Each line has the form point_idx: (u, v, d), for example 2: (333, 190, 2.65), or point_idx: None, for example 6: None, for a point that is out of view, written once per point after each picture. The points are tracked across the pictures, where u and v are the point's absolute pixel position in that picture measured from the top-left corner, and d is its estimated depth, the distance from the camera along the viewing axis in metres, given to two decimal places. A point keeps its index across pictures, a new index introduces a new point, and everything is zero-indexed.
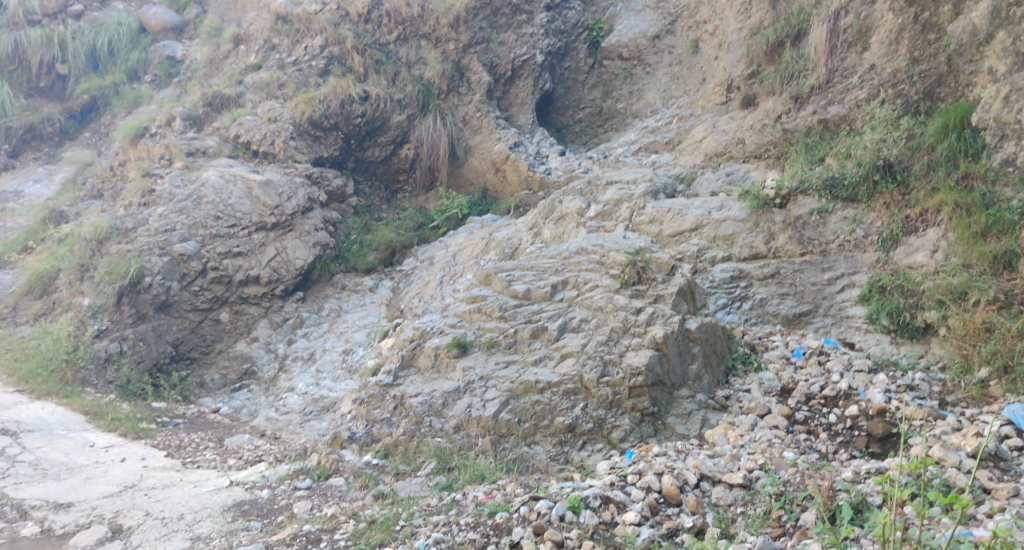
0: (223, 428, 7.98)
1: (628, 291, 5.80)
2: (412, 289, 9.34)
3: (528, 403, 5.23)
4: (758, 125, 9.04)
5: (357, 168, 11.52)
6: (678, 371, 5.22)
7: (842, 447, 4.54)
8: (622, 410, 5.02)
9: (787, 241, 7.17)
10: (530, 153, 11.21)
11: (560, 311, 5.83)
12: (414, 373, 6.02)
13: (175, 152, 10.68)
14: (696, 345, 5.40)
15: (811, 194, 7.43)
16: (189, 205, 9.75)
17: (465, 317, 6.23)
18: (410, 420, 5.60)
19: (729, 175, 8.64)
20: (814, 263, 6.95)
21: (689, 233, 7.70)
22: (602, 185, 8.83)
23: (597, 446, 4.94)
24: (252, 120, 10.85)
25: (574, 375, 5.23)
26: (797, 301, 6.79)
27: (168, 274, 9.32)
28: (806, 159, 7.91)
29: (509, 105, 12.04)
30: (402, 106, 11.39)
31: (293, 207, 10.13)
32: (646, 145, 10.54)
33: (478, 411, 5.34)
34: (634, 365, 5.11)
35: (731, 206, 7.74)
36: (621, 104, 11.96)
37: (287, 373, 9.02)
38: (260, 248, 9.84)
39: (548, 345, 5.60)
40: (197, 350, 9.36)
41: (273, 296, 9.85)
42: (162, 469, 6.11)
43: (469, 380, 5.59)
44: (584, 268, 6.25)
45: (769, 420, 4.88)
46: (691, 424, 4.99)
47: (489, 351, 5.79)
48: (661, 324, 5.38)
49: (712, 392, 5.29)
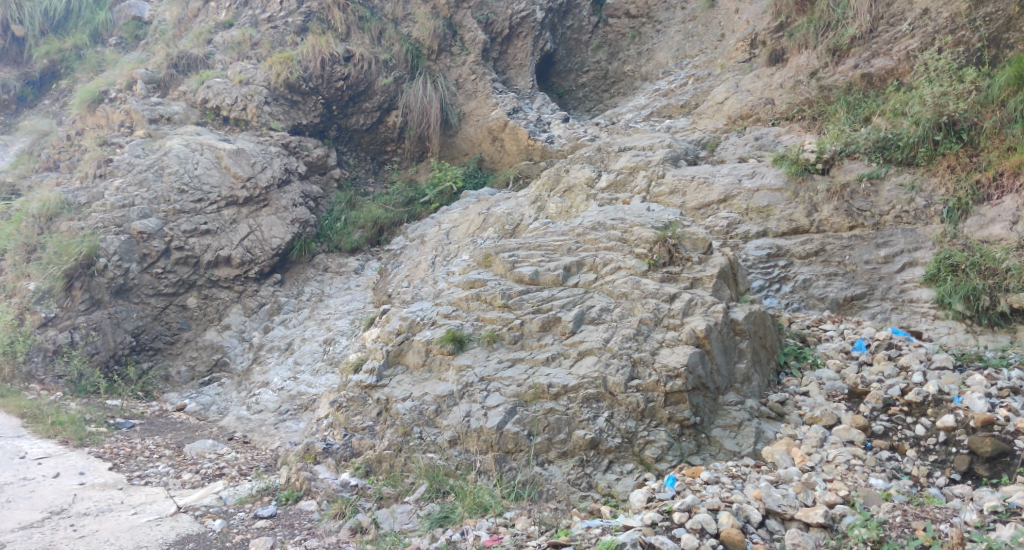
0: (187, 430, 7.00)
1: (658, 275, 4.81)
2: (401, 271, 8.34)
3: (540, 413, 4.26)
4: (789, 84, 7.99)
5: (340, 137, 10.44)
6: (724, 373, 4.27)
7: (938, 469, 3.62)
8: (656, 421, 4.07)
9: (832, 213, 6.21)
10: (530, 120, 10.10)
11: (575, 299, 4.85)
12: (402, 373, 5.06)
13: (136, 119, 9.60)
14: (744, 339, 4.44)
15: (858, 157, 6.43)
16: (150, 177, 8.70)
17: (460, 305, 5.26)
18: (396, 431, 4.64)
19: (758, 139, 7.60)
20: (866, 238, 5.98)
21: (717, 205, 6.72)
22: (615, 152, 7.80)
23: (627, 467, 3.98)
24: (221, 82, 9.75)
25: (595, 377, 4.26)
26: (847, 283, 5.83)
27: (126, 255, 8.28)
28: (849, 120, 6.92)
29: (506, 67, 10.91)
30: (388, 68, 10.29)
31: (267, 179, 9.08)
32: (659, 109, 9.49)
33: (478, 423, 4.37)
34: (671, 364, 4.16)
35: (765, 173, 6.75)
36: (629, 67, 10.93)
37: (262, 365, 8.03)
38: (230, 225, 8.81)
39: (562, 341, 4.64)
40: (162, 340, 8.35)
41: (247, 279, 8.83)
42: (101, 487, 5.14)
43: (467, 383, 4.63)
44: (603, 247, 5.26)
45: (840, 434, 3.93)
46: (743, 438, 4.02)
47: (490, 347, 4.82)
48: (701, 315, 4.43)
49: (763, 397, 4.34)
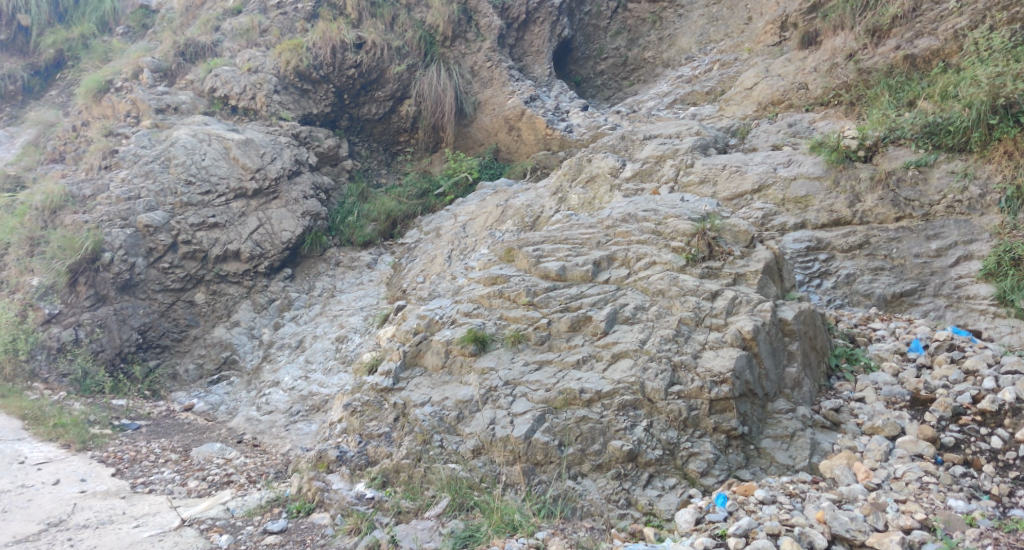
0: (195, 431, 6.69)
1: (697, 270, 4.45)
2: (416, 265, 8.00)
3: (571, 421, 3.92)
4: (824, 67, 7.57)
5: (352, 127, 10.12)
6: (773, 378, 3.92)
7: (1022, 488, 3.29)
8: (700, 431, 3.72)
9: (877, 203, 5.82)
10: (548, 108, 9.71)
11: (606, 297, 4.50)
12: (420, 376, 4.74)
13: (143, 109, 9.29)
14: (793, 340, 4.08)
15: (904, 144, 6.04)
16: (157, 169, 8.40)
17: (482, 303, 4.92)
18: (414, 439, 4.30)
19: (792, 126, 7.20)
20: (914, 230, 5.59)
21: (751, 195, 6.33)
22: (640, 140, 7.42)
23: (669, 482, 3.63)
24: (229, 70, 9.44)
25: (632, 382, 3.92)
26: (894, 278, 5.47)
27: (132, 249, 7.99)
28: (892, 104, 6.52)
29: (522, 54, 10.51)
30: (401, 55, 9.90)
31: (277, 170, 8.77)
32: (682, 96, 9.07)
33: (503, 431, 4.03)
34: (716, 369, 3.81)
35: (802, 161, 6.36)
36: (649, 53, 10.52)
37: (272, 363, 7.73)
38: (239, 218, 8.50)
39: (593, 342, 4.30)
40: (169, 337, 8.06)
41: (257, 274, 8.51)
42: (103, 495, 4.83)
43: (490, 387, 4.31)
44: (635, 240, 4.90)
45: (907, 446, 3.57)
46: (796, 451, 3.67)
47: (515, 348, 4.49)
48: (747, 315, 4.07)
49: (815, 404, 3.98)
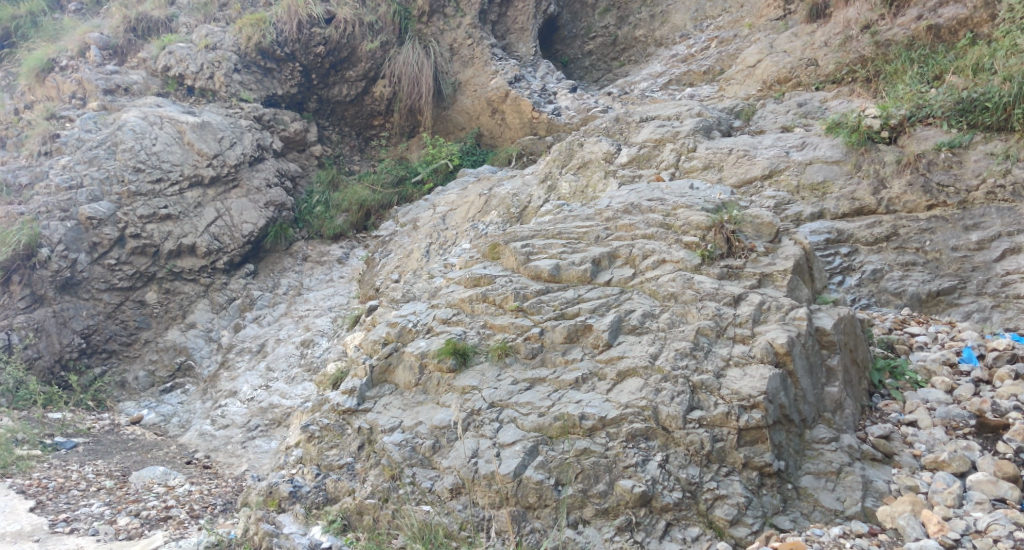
0: (140, 450, 5.91)
1: (715, 270, 3.78)
2: (391, 260, 7.25)
3: (570, 455, 3.26)
4: (835, 42, 6.91)
5: (321, 110, 9.35)
6: (811, 400, 3.26)
7: None
8: (727, 468, 3.06)
9: (905, 189, 5.19)
10: (534, 89, 8.92)
11: (608, 302, 3.84)
12: (389, 395, 4.08)
13: (89, 89, 8.41)
14: (833, 355, 3.42)
15: (934, 123, 5.40)
16: (102, 154, 7.56)
17: (462, 308, 4.28)
18: (381, 473, 3.65)
19: (802, 106, 6.53)
20: (949, 220, 4.97)
21: (761, 182, 5.68)
22: (636, 122, 6.70)
23: (691, 532, 2.96)
24: (184, 47, 8.59)
25: (643, 407, 3.27)
26: (928, 274, 4.85)
27: (73, 244, 7.15)
28: (916, 80, 5.90)
29: (506, 31, 9.73)
30: (374, 31, 9.10)
31: (237, 156, 7.99)
32: (678, 77, 8.37)
33: (488, 467, 3.36)
34: (744, 392, 3.14)
35: (817, 144, 5.73)
36: (641, 31, 9.78)
37: (231, 370, 6.98)
38: (195, 209, 7.71)
39: (593, 356, 3.64)
40: (117, 341, 7.27)
41: (215, 270, 7.74)
42: (13, 538, 4.07)
43: (473, 410, 3.65)
44: (640, 235, 4.22)
45: (984, 488, 2.93)
46: (845, 492, 3.01)
47: (502, 363, 3.84)
48: (778, 324, 3.40)
49: (860, 431, 3.32)
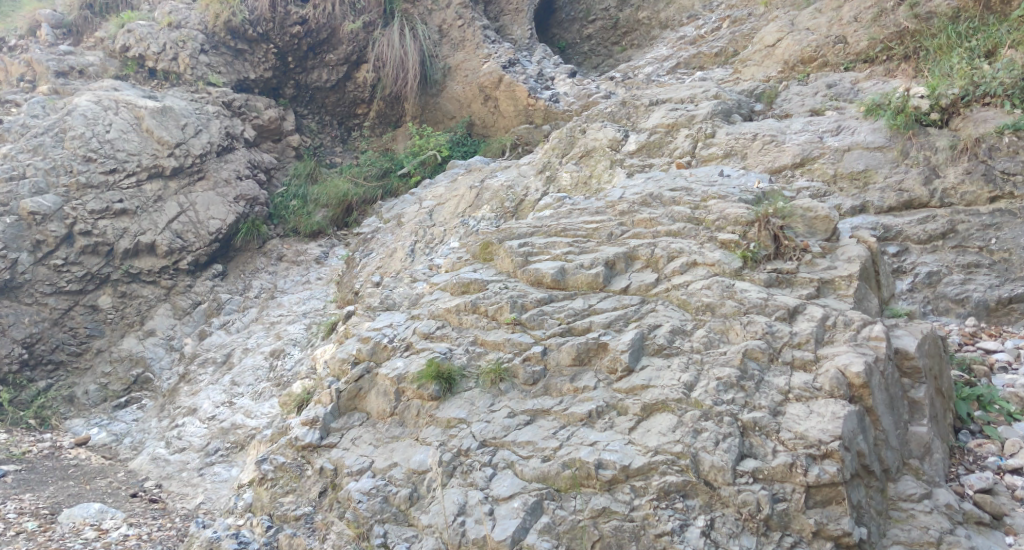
0: (80, 480, 5.13)
1: (761, 276, 3.14)
2: (372, 261, 6.49)
3: (585, 516, 2.66)
4: (867, 16, 6.20)
5: (299, 96, 8.61)
6: (895, 445, 2.65)
7: None
8: (792, 538, 2.46)
9: (962, 179, 4.47)
10: (530, 74, 8.13)
11: (626, 315, 3.19)
12: (358, 426, 3.36)
13: (39, 71, 7.56)
14: (917, 386, 2.79)
15: (993, 103, 4.63)
16: (48, 142, 6.73)
17: (448, 320, 3.58)
18: (343, 533, 2.96)
19: (832, 87, 5.79)
20: (1017, 214, 4.26)
21: (793, 170, 4.94)
22: (644, 106, 5.96)
23: None
24: (145, 25, 7.76)
25: (679, 455, 2.67)
26: (996, 277, 4.17)
27: (13, 242, 6.29)
28: (966, 57, 5.19)
29: (499, 13, 8.96)
30: (356, 11, 8.29)
31: (202, 145, 7.23)
32: (686, 60, 7.61)
33: (478, 530, 2.73)
34: (812, 437, 2.55)
35: (855, 127, 5.01)
36: (644, 13, 9.01)
37: (191, 383, 6.19)
38: (155, 204, 6.94)
39: (609, 384, 3.00)
40: (65, 351, 6.48)
41: (178, 271, 6.97)
42: None
43: (460, 451, 3.01)
44: (663, 232, 3.54)
45: None
46: None
47: (495, 389, 3.18)
48: (850, 347, 2.78)
49: (953, 481, 2.71)
